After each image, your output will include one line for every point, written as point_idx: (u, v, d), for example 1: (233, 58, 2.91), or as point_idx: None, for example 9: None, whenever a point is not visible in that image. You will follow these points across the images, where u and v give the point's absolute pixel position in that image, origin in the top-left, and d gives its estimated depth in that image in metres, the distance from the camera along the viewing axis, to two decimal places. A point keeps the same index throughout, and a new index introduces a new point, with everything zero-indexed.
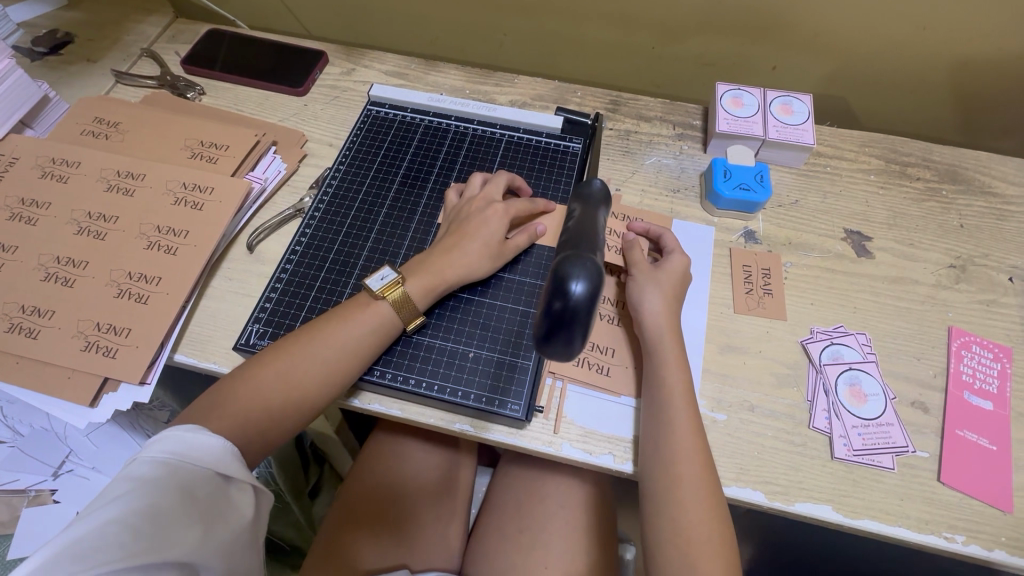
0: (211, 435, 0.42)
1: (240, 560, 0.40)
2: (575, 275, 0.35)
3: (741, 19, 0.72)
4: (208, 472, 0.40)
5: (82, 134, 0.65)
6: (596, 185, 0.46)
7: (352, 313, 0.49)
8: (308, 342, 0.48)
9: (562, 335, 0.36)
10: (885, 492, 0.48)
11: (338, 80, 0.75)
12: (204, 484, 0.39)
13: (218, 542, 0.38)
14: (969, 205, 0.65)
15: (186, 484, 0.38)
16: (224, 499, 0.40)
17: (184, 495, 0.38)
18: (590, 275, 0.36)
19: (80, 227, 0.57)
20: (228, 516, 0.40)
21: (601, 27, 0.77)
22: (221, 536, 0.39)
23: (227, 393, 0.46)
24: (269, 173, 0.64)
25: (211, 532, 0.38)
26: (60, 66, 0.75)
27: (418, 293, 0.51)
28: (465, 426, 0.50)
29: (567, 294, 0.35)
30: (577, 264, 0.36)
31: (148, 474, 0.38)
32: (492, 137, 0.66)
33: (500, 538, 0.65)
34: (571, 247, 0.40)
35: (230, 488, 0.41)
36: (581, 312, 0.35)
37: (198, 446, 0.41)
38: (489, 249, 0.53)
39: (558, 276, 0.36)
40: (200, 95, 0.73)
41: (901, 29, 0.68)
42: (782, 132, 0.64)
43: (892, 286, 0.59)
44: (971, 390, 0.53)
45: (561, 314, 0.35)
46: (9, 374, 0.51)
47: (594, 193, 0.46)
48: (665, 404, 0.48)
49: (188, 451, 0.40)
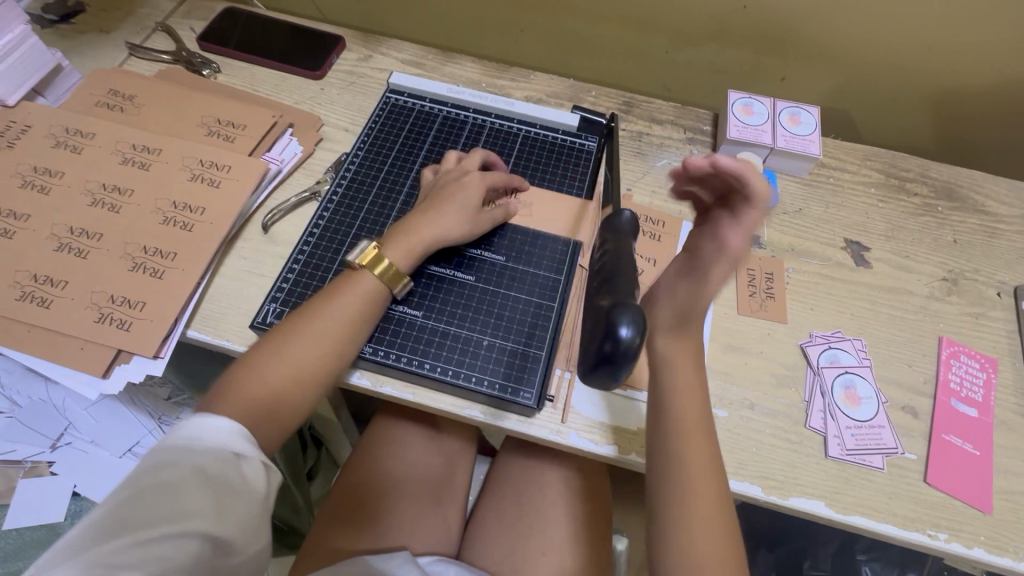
0: (221, 414, 0.42)
1: (262, 529, 0.42)
2: (624, 320, 0.36)
3: (754, 30, 0.73)
4: (219, 450, 0.41)
5: (96, 105, 0.64)
6: (626, 217, 0.44)
7: (371, 297, 0.50)
8: (328, 323, 0.49)
9: (606, 369, 0.37)
10: (875, 490, 0.51)
11: (355, 65, 0.75)
12: (215, 462, 0.40)
13: (233, 516, 0.40)
14: (963, 222, 0.67)
15: (201, 461, 0.40)
16: (237, 475, 0.41)
17: (195, 474, 0.39)
18: (637, 320, 0.37)
19: (94, 199, 0.57)
20: (246, 492, 0.41)
21: (616, 28, 0.78)
22: (237, 511, 0.40)
23: (248, 370, 0.47)
24: (286, 154, 0.64)
25: (226, 507, 0.40)
26: (72, 35, 0.75)
27: (399, 255, 0.52)
28: (475, 412, 0.51)
29: (616, 337, 0.36)
30: (626, 307, 0.37)
31: (164, 453, 0.40)
32: (509, 131, 0.67)
33: (499, 526, 0.66)
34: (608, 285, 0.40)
35: (243, 465, 0.41)
36: (629, 354, 0.36)
37: (213, 424, 0.42)
38: (467, 214, 0.55)
39: (607, 320, 0.37)
40: (215, 72, 0.72)
41: (907, 49, 0.71)
42: (790, 142, 0.66)
43: (888, 295, 0.61)
44: (958, 397, 0.55)
45: (610, 360, 0.36)
46: (21, 342, 0.51)
47: (624, 225, 0.44)
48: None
49: (199, 429, 0.41)
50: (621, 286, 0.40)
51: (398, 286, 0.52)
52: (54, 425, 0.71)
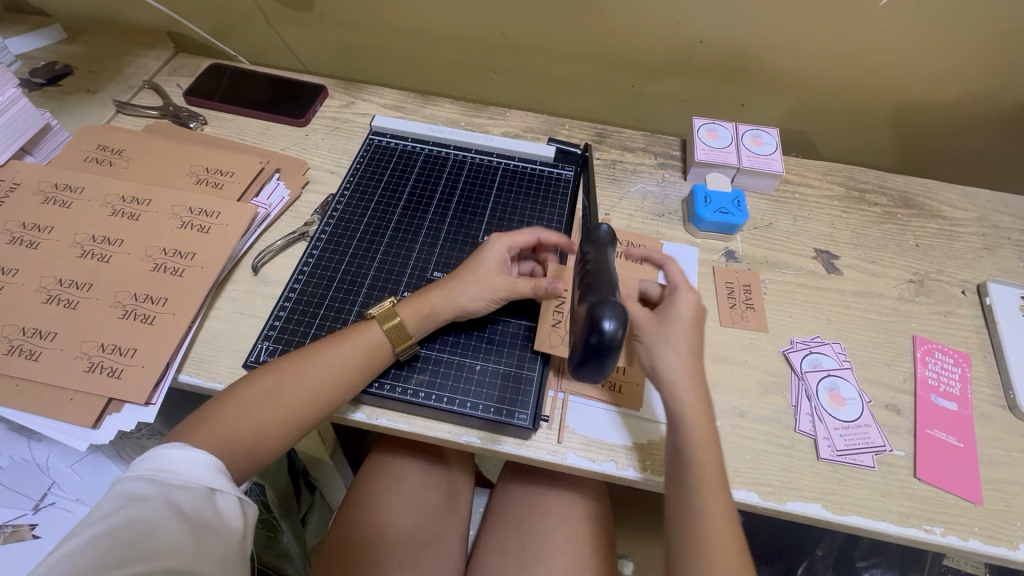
0: (194, 450, 0.43)
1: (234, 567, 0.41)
2: (606, 314, 0.39)
3: (712, 62, 0.79)
4: (194, 486, 0.41)
5: (85, 160, 0.66)
6: (604, 230, 0.47)
7: (363, 340, 0.51)
8: (326, 352, 0.50)
9: (593, 360, 0.40)
10: (868, 488, 0.51)
11: (338, 112, 0.78)
12: (189, 497, 0.41)
13: (208, 550, 0.40)
14: (923, 227, 0.71)
15: (172, 499, 0.40)
16: (212, 510, 0.41)
17: (170, 510, 0.40)
18: (619, 313, 0.39)
19: (84, 250, 0.58)
20: (219, 529, 0.41)
21: (584, 67, 0.84)
22: (210, 545, 0.40)
23: (239, 406, 0.47)
24: (273, 198, 0.66)
25: (202, 541, 0.40)
26: (59, 96, 0.77)
27: (408, 316, 0.52)
28: (473, 438, 0.52)
29: (600, 331, 0.39)
30: (607, 303, 0.40)
31: (136, 492, 0.40)
32: (490, 165, 0.70)
33: (502, 555, 0.65)
34: (593, 290, 0.43)
35: (219, 499, 0.42)
36: (613, 347, 0.39)
37: (181, 462, 0.42)
38: (483, 275, 0.53)
39: (592, 315, 0.39)
40: (202, 125, 0.75)
41: (851, 71, 0.76)
42: (755, 162, 0.70)
43: (860, 299, 0.64)
44: (937, 392, 0.57)
45: (597, 352, 0.39)
46: (8, 397, 0.50)
47: (602, 237, 0.47)
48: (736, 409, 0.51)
49: (172, 467, 0.42)
50: (603, 290, 0.43)
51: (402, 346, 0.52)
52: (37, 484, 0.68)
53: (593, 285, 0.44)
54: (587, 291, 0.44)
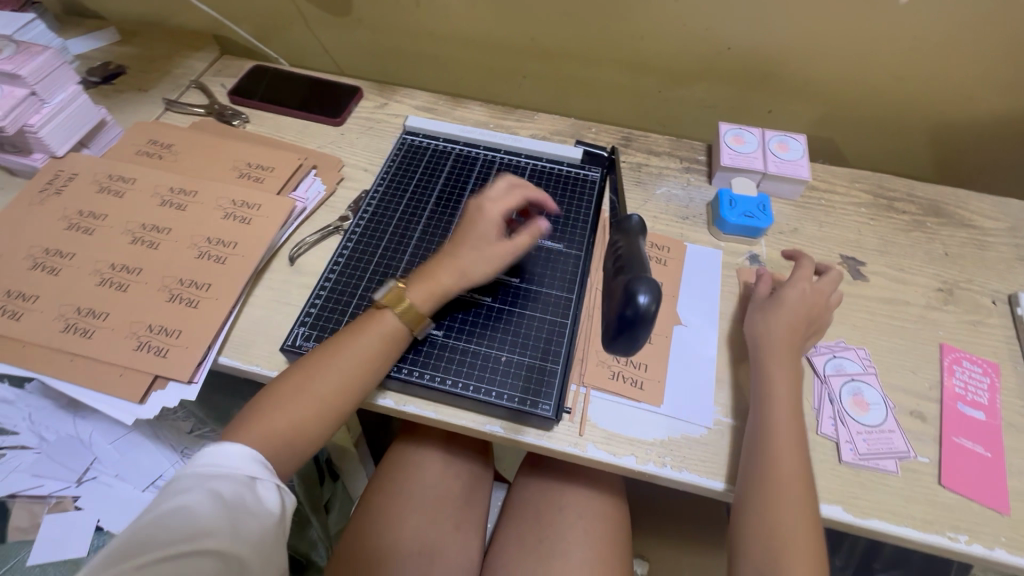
0: (237, 444, 0.46)
1: (274, 549, 0.44)
2: (641, 287, 0.40)
3: (739, 69, 0.80)
4: (234, 474, 0.44)
5: (136, 154, 0.70)
6: (635, 219, 0.49)
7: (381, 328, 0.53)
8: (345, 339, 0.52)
9: (628, 334, 0.41)
10: (890, 493, 0.51)
11: (372, 112, 0.81)
12: (230, 486, 0.43)
13: (249, 533, 0.42)
14: (952, 236, 0.71)
15: (215, 486, 0.43)
16: (251, 498, 0.44)
17: (214, 496, 0.42)
18: (653, 288, 0.40)
19: (134, 237, 0.62)
20: (258, 515, 0.43)
21: (611, 73, 0.85)
22: (250, 529, 0.42)
23: (278, 387, 0.50)
24: (310, 193, 0.69)
25: (243, 525, 0.42)
26: (113, 94, 0.82)
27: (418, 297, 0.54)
28: (496, 427, 0.53)
29: (634, 302, 0.40)
30: (642, 278, 0.41)
31: (183, 482, 0.43)
32: (518, 166, 0.72)
33: (520, 547, 0.66)
34: (624, 269, 0.44)
35: (258, 488, 0.45)
36: (647, 319, 0.40)
37: (224, 455, 0.45)
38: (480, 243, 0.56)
39: (627, 288, 0.41)
40: (245, 123, 0.78)
41: (881, 79, 0.76)
42: (781, 167, 0.71)
43: (886, 306, 0.64)
44: (964, 401, 0.57)
45: (630, 322, 0.40)
46: (64, 370, 0.54)
47: (633, 227, 0.49)
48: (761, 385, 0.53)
49: (217, 459, 0.45)
50: (637, 265, 0.44)
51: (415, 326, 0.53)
52: (79, 459, 0.72)
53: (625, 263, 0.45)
54: (620, 271, 0.45)
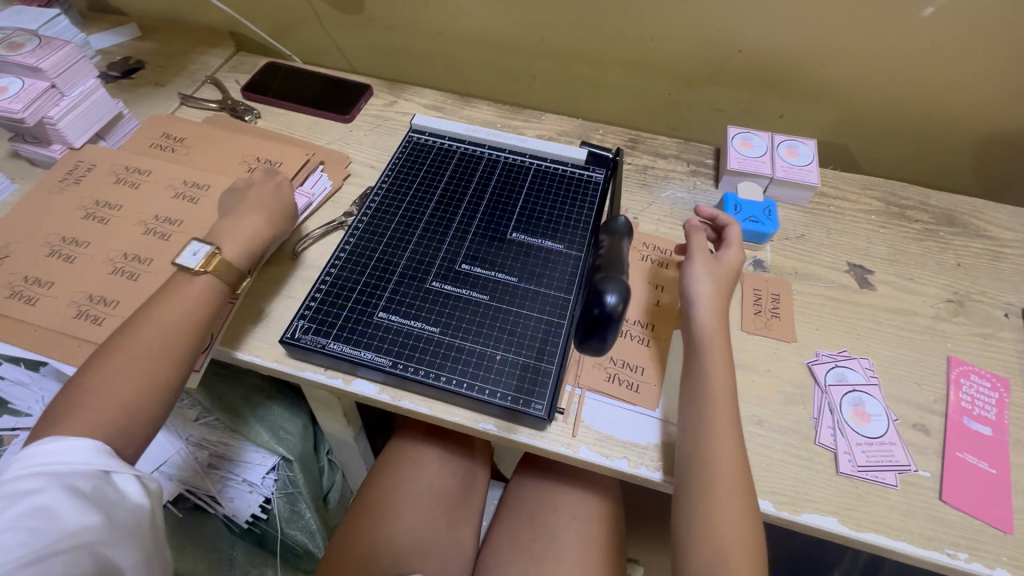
0: (80, 438, 0.45)
1: (144, 532, 0.46)
2: (610, 290, 0.45)
3: (749, 73, 0.79)
4: (86, 470, 0.43)
5: (149, 147, 0.72)
6: (621, 221, 0.53)
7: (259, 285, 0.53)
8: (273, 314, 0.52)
9: (597, 334, 0.46)
10: (889, 507, 0.50)
11: (381, 110, 0.82)
12: (87, 480, 0.43)
13: (117, 522, 0.43)
14: (965, 246, 0.69)
15: (68, 484, 0.42)
16: (111, 490, 0.44)
17: (70, 495, 0.42)
18: (621, 290, 0.46)
19: (147, 228, 0.63)
20: (123, 504, 0.44)
21: (620, 74, 0.85)
22: (117, 517, 0.44)
23: None
24: (317, 188, 0.70)
25: (110, 516, 0.43)
26: (131, 88, 0.84)
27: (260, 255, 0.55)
28: (489, 426, 0.53)
29: (602, 303, 0.45)
30: (613, 279, 0.46)
31: (22, 486, 0.41)
32: (522, 165, 0.72)
33: (512, 546, 0.66)
34: (602, 267, 0.49)
35: (115, 480, 0.45)
36: (613, 318, 0.45)
37: (69, 452, 0.43)
38: None
39: (597, 289, 0.46)
40: (256, 118, 0.80)
41: (895, 84, 0.75)
42: (789, 172, 0.70)
43: (893, 316, 0.63)
44: (970, 415, 0.55)
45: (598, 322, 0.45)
46: (71, 356, 0.55)
47: (618, 227, 0.53)
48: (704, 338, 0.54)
49: (62, 457, 0.43)
50: (613, 265, 0.49)
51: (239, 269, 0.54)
52: None
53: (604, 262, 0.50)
54: (597, 269, 0.49)
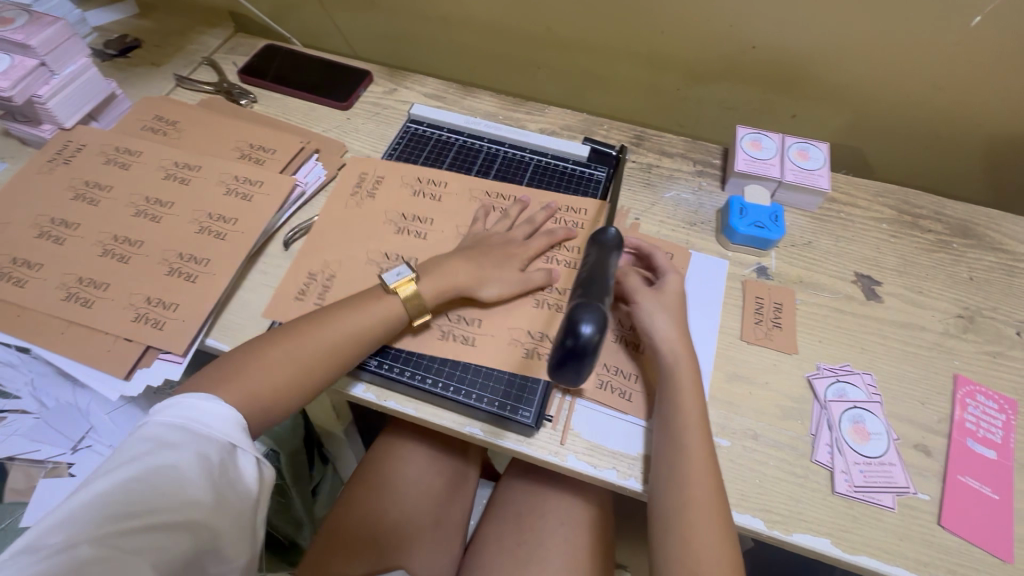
0: (222, 406, 0.45)
1: (248, 526, 0.43)
2: (586, 317, 0.39)
3: (763, 71, 0.76)
4: (218, 438, 0.44)
5: (141, 129, 0.71)
6: (610, 233, 0.48)
7: (382, 309, 0.53)
8: (347, 319, 0.52)
9: (570, 366, 0.40)
10: (885, 530, 0.49)
11: (381, 98, 0.80)
12: (215, 449, 0.43)
13: (225, 508, 0.41)
14: (979, 259, 0.66)
15: (200, 449, 0.42)
16: (232, 467, 0.43)
17: (196, 458, 0.42)
18: (597, 316, 0.40)
19: (138, 210, 0.62)
20: (237, 486, 0.43)
21: (629, 67, 0.82)
22: (229, 501, 0.42)
23: (257, 364, 0.50)
24: (310, 177, 0.68)
25: (223, 498, 0.41)
26: (127, 67, 0.82)
27: (427, 290, 0.54)
28: (476, 430, 0.52)
29: (576, 333, 0.39)
30: (589, 307, 0.40)
31: (164, 438, 0.42)
32: (522, 160, 0.70)
33: (497, 548, 0.66)
34: (583, 288, 0.43)
35: (238, 456, 0.44)
36: (588, 350, 0.39)
37: (208, 415, 0.44)
38: (505, 275, 0.56)
39: (570, 318, 0.40)
40: (252, 102, 0.78)
41: (915, 88, 0.72)
42: (799, 176, 0.67)
43: (900, 330, 0.61)
44: (975, 438, 0.53)
45: (572, 353, 0.39)
46: (54, 343, 0.54)
47: (608, 240, 0.48)
48: (669, 361, 0.53)
49: (200, 417, 0.44)
50: (594, 288, 0.43)
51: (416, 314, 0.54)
52: (77, 427, 0.75)
53: (587, 282, 0.44)
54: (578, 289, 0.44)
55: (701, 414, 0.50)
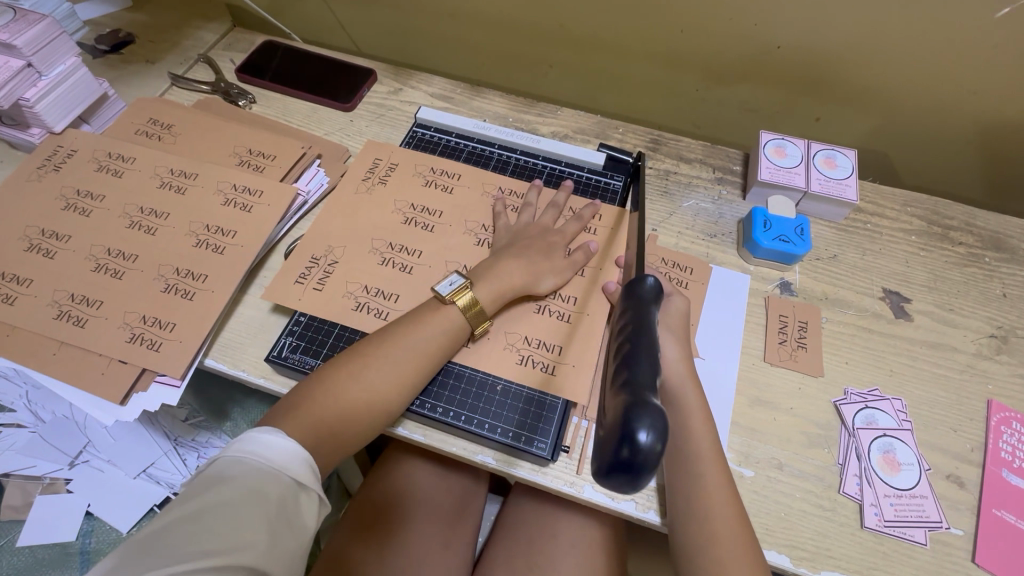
0: (286, 438, 0.41)
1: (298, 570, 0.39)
2: (642, 416, 0.28)
3: (788, 72, 0.72)
4: (281, 475, 0.39)
5: (135, 133, 0.67)
6: (650, 285, 0.38)
7: (444, 324, 0.50)
8: (407, 335, 0.49)
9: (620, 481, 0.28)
10: (916, 567, 0.46)
11: (385, 98, 0.76)
12: (276, 486, 0.39)
13: (282, 551, 0.37)
14: (1013, 275, 0.63)
15: (261, 486, 0.38)
16: (294, 506, 0.39)
17: (257, 495, 0.37)
18: (657, 416, 0.28)
19: (132, 221, 0.59)
20: (295, 527, 0.39)
21: (645, 67, 0.78)
22: (284, 544, 0.38)
23: (304, 395, 0.46)
24: (312, 185, 0.65)
25: (279, 540, 0.37)
26: (120, 65, 0.78)
27: (485, 298, 0.52)
28: (488, 459, 0.50)
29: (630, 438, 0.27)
30: (644, 403, 0.28)
31: (225, 472, 0.38)
32: (534, 168, 0.67)
33: (508, 570, 0.64)
34: (629, 365, 0.32)
35: (300, 496, 0.40)
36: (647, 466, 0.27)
37: (273, 448, 0.40)
38: (550, 265, 0.56)
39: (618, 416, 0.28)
40: (251, 103, 0.74)
41: (950, 92, 0.68)
42: (825, 186, 0.64)
43: (931, 351, 0.58)
44: (1010, 468, 0.51)
45: (627, 469, 0.27)
46: (46, 365, 0.52)
47: (646, 295, 0.38)
48: (675, 385, 0.50)
49: (265, 451, 0.40)
50: (642, 367, 0.31)
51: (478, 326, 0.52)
52: (74, 441, 0.77)
53: (631, 356, 0.33)
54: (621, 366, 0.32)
55: (713, 441, 0.48)
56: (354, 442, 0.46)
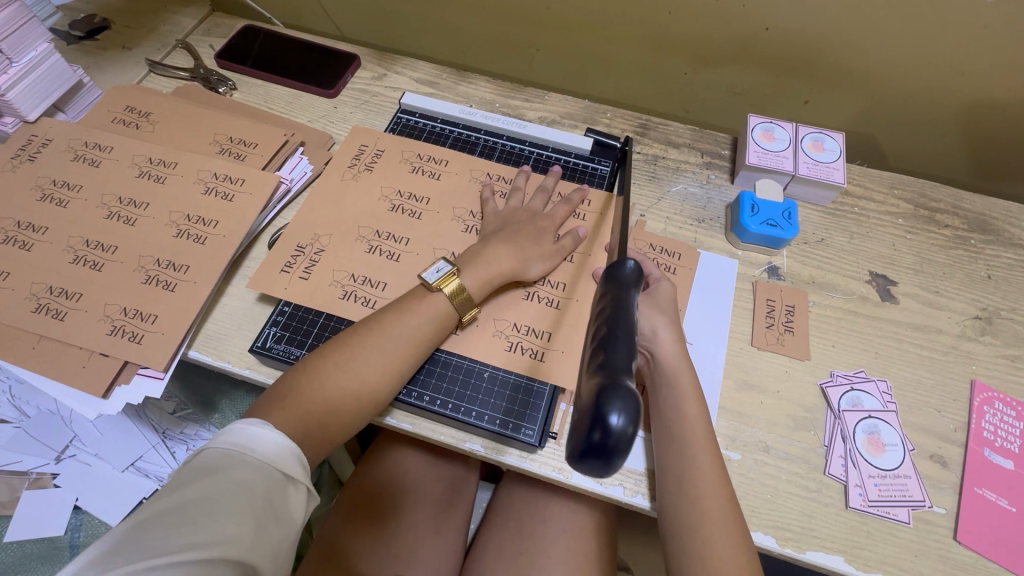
0: (273, 430, 0.40)
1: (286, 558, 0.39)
2: (614, 399, 0.28)
3: (776, 54, 0.72)
4: (267, 468, 0.39)
5: (112, 121, 0.66)
6: (630, 268, 0.37)
7: (431, 311, 0.50)
8: (393, 323, 0.49)
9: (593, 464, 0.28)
10: (899, 546, 0.47)
11: (369, 84, 0.75)
12: (261, 479, 0.38)
13: (267, 542, 0.37)
14: (998, 256, 0.64)
15: (245, 479, 0.38)
16: (280, 498, 0.39)
17: (240, 488, 0.37)
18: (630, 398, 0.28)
19: (110, 212, 0.58)
20: (282, 519, 0.39)
21: (633, 50, 0.77)
22: (270, 535, 0.37)
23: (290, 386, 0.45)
24: (295, 173, 0.63)
25: (265, 532, 0.37)
26: (95, 51, 0.76)
27: (472, 284, 0.51)
28: (476, 447, 0.50)
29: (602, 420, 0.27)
30: (618, 385, 0.28)
31: (210, 464, 0.38)
32: (521, 154, 0.66)
33: (499, 556, 0.64)
34: (606, 348, 0.32)
35: (287, 487, 0.39)
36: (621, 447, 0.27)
37: (259, 440, 0.39)
38: (538, 250, 0.55)
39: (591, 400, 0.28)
40: (232, 90, 0.73)
41: (938, 74, 0.67)
42: (813, 169, 0.64)
43: (916, 333, 0.58)
44: (992, 447, 0.52)
45: (599, 452, 0.27)
46: (25, 359, 0.51)
47: (627, 278, 0.37)
48: (664, 369, 0.50)
49: (251, 443, 0.39)
50: (619, 351, 0.31)
51: (467, 312, 0.51)
52: (60, 436, 0.77)
53: (608, 340, 0.33)
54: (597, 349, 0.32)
55: (699, 425, 0.48)
56: (341, 432, 0.46)
